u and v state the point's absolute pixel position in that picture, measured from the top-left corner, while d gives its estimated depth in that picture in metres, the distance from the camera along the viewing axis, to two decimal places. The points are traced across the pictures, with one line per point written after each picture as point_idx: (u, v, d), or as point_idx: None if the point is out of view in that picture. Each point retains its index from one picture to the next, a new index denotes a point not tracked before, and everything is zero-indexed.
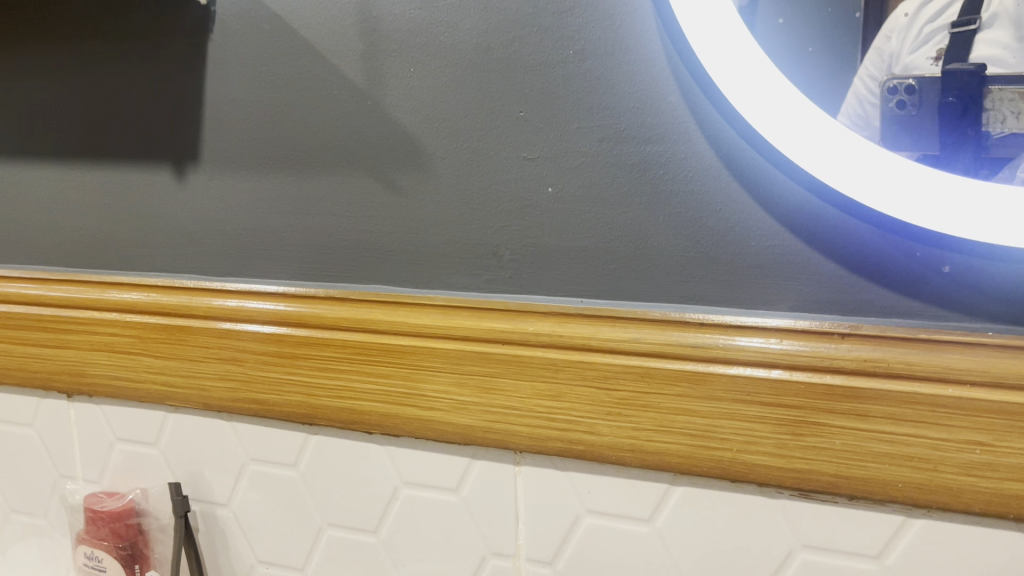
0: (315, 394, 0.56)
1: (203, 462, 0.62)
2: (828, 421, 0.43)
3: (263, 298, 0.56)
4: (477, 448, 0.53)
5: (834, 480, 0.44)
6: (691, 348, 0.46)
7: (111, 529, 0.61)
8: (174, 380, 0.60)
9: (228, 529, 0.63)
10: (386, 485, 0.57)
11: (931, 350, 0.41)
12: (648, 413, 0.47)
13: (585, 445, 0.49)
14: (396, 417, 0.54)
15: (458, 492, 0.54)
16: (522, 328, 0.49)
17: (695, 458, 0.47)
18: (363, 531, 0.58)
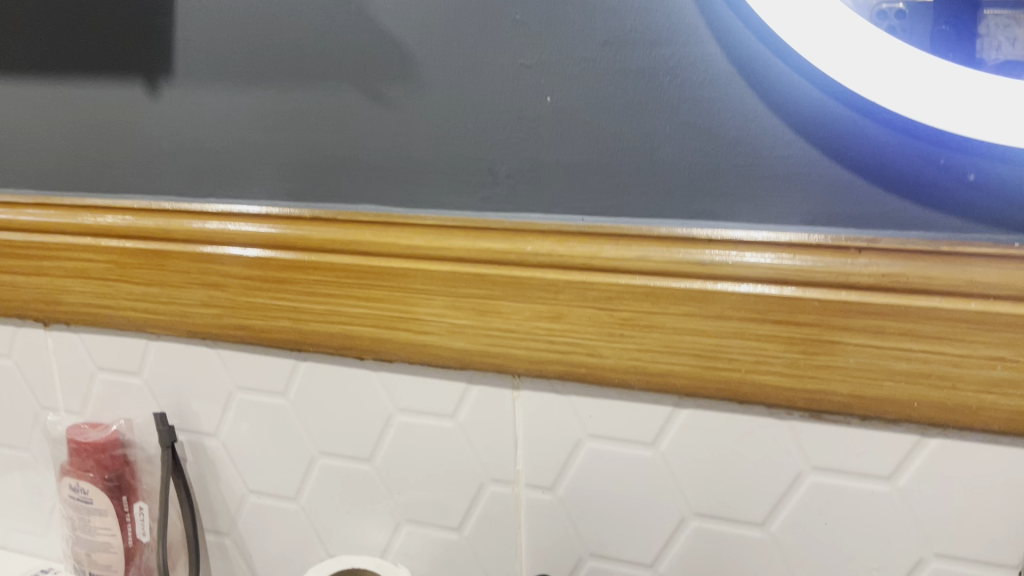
0: (303, 319, 0.53)
1: (189, 392, 0.60)
2: (842, 339, 0.42)
3: (246, 219, 0.53)
4: (474, 372, 0.51)
5: (848, 400, 0.42)
6: (699, 266, 0.43)
7: (97, 461, 0.59)
8: (155, 307, 0.57)
9: (216, 459, 0.61)
10: (380, 412, 0.55)
11: (953, 264, 0.39)
12: (653, 333, 0.45)
13: (587, 368, 0.47)
14: (388, 342, 0.52)
15: (455, 417, 0.53)
16: (520, 247, 0.47)
17: (702, 380, 0.45)
18: (357, 459, 0.56)
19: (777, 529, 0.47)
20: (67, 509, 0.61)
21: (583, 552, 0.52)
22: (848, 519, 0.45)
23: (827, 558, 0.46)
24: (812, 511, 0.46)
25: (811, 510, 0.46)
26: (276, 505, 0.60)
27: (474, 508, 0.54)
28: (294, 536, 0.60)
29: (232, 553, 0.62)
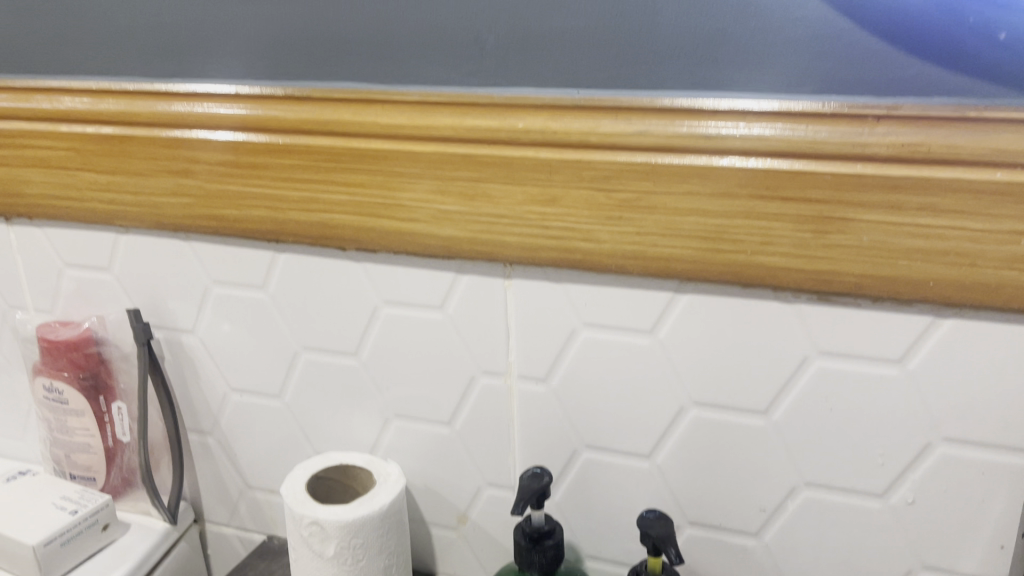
0: (280, 208, 0.50)
1: (163, 288, 0.57)
2: (856, 216, 0.39)
3: (214, 99, 0.49)
4: (463, 262, 0.49)
5: (860, 281, 0.40)
6: (703, 140, 0.40)
7: (70, 360, 0.57)
8: (122, 198, 0.54)
9: (196, 357, 0.58)
10: (365, 305, 0.52)
11: (980, 131, 0.36)
12: (653, 214, 0.42)
13: (582, 254, 0.45)
14: (372, 231, 0.49)
15: (444, 309, 0.50)
16: (510, 124, 0.43)
17: (705, 263, 0.43)
18: (343, 354, 0.54)
19: (780, 417, 0.45)
20: (42, 410, 0.59)
21: (578, 444, 0.50)
22: (854, 406, 0.43)
23: (830, 444, 0.44)
24: (817, 398, 0.44)
25: (816, 397, 0.44)
26: (259, 403, 0.58)
27: (465, 402, 0.52)
28: (280, 434, 0.58)
29: (216, 453, 0.61)
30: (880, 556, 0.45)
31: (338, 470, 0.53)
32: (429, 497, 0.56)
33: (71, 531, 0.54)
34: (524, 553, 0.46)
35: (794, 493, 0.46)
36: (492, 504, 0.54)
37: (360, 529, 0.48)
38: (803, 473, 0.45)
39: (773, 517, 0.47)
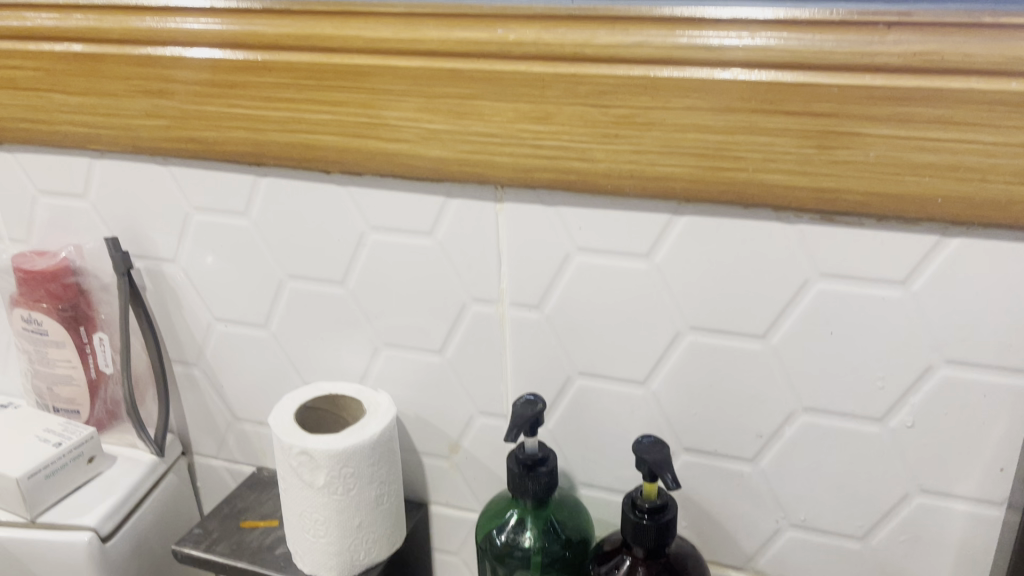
0: (260, 129, 0.48)
1: (142, 216, 0.55)
2: (864, 130, 0.37)
3: (186, 13, 0.46)
4: (453, 185, 0.47)
5: (864, 199, 0.39)
6: (704, 52, 0.38)
7: (48, 291, 0.55)
8: (95, 121, 0.52)
9: (178, 287, 0.57)
10: (351, 231, 0.50)
11: (996, 37, 0.34)
12: (651, 132, 0.40)
13: (576, 174, 0.43)
14: (357, 153, 0.47)
15: (433, 234, 0.49)
16: (500, 36, 0.41)
17: (705, 183, 0.41)
18: (330, 283, 0.53)
19: (778, 341, 0.44)
20: (22, 342, 0.57)
21: (571, 371, 0.49)
22: (855, 329, 0.42)
23: (829, 368, 0.43)
24: (817, 322, 0.42)
25: (816, 320, 0.42)
26: (245, 334, 0.56)
27: (456, 330, 0.51)
28: (267, 365, 0.57)
29: (203, 385, 0.60)
30: (877, 480, 0.44)
31: (327, 401, 0.52)
32: (420, 427, 0.55)
33: (56, 464, 0.53)
34: (517, 481, 0.45)
35: (790, 419, 0.45)
36: (484, 433, 0.53)
37: (350, 459, 0.47)
38: (801, 397, 0.44)
39: (769, 444, 0.46)
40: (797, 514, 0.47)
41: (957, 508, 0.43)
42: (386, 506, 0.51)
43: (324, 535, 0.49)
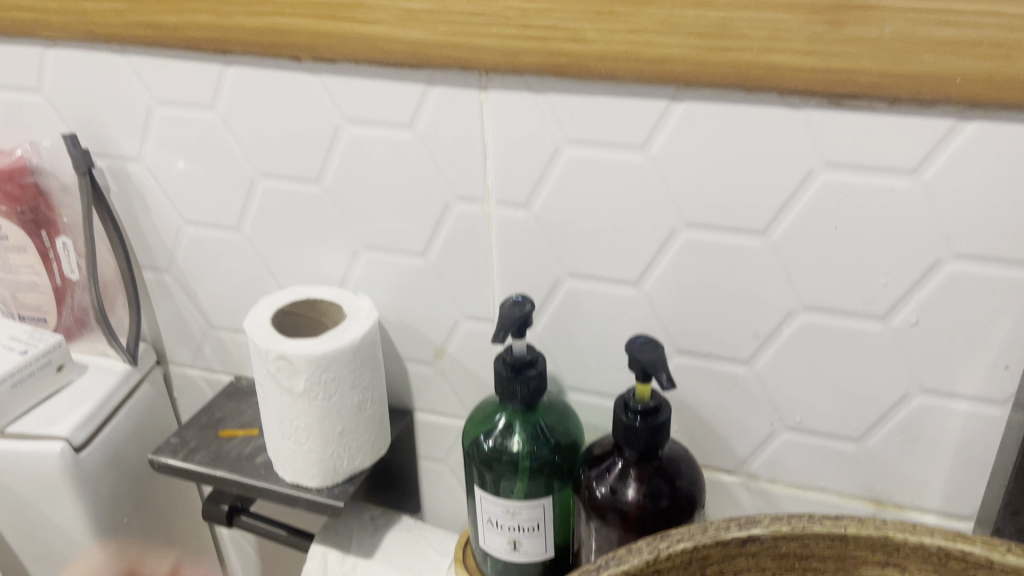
0: (224, 11, 0.44)
1: (101, 110, 0.51)
2: (883, 3, 0.34)
3: None
4: (432, 72, 0.43)
5: (878, 80, 0.36)
6: None
7: (5, 192, 0.52)
8: (44, 4, 0.47)
9: (144, 188, 0.54)
10: (326, 124, 0.47)
11: None
12: (648, 9, 0.37)
13: (568, 58, 0.39)
14: (328, 37, 0.43)
15: (413, 127, 0.45)
16: None
17: (705, 65, 0.37)
18: (305, 181, 0.49)
19: (779, 237, 0.41)
20: None
21: (560, 272, 0.47)
22: (861, 222, 0.39)
23: (831, 265, 0.41)
24: (821, 215, 0.40)
25: (819, 214, 0.40)
26: (218, 237, 0.54)
27: (440, 230, 0.48)
28: (241, 269, 0.54)
29: (175, 291, 0.57)
30: (877, 381, 0.43)
31: (305, 305, 0.50)
32: (403, 332, 0.53)
33: (23, 372, 0.51)
34: (505, 384, 0.43)
35: (789, 318, 0.43)
36: (470, 338, 0.51)
37: (331, 364, 0.45)
38: (801, 295, 0.42)
39: (766, 344, 0.44)
40: (793, 416, 0.45)
41: (958, 408, 0.42)
42: (369, 413, 0.49)
43: (306, 442, 0.48)
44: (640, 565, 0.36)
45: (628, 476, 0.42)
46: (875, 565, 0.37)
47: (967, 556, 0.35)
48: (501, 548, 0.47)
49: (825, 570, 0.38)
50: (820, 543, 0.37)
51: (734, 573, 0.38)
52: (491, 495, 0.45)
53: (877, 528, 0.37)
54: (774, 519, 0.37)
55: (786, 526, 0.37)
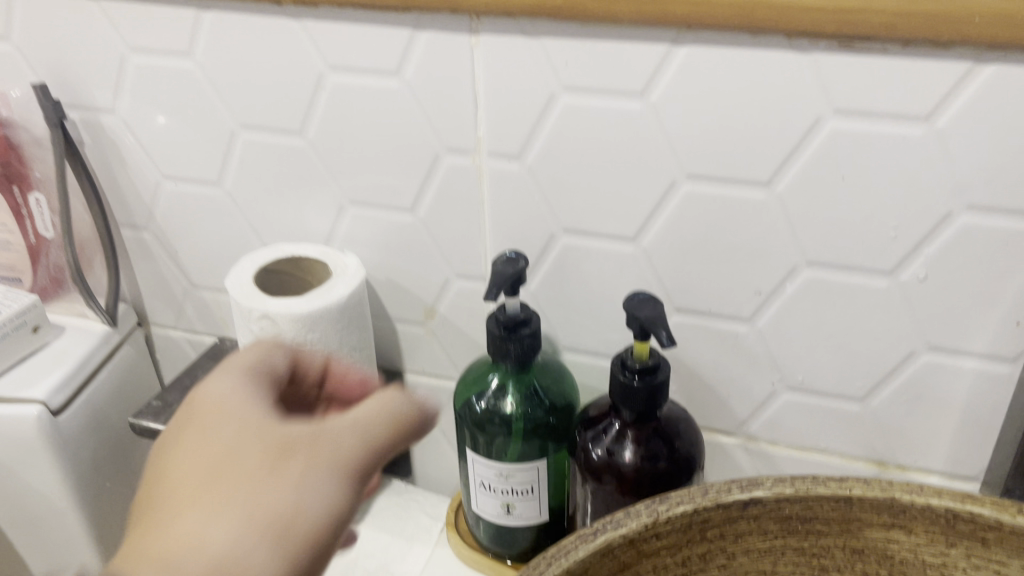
0: None
1: (72, 59, 0.49)
2: None
3: None
4: (419, 15, 0.41)
5: (891, 21, 0.33)
6: None
7: None
8: None
9: (119, 141, 0.51)
10: (308, 73, 0.45)
11: None
12: None
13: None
14: None
15: (400, 75, 0.43)
16: None
17: (708, 6, 0.35)
18: (288, 133, 0.47)
19: (783, 189, 0.39)
20: None
21: (555, 228, 0.45)
22: (870, 172, 0.38)
23: (838, 218, 0.39)
24: (828, 165, 0.38)
25: (826, 164, 0.38)
26: (198, 193, 0.52)
27: (429, 184, 0.46)
28: (223, 226, 0.52)
29: (155, 249, 0.55)
30: (883, 338, 0.41)
31: (290, 264, 0.48)
32: (392, 291, 0.51)
33: None
34: (498, 343, 0.42)
35: (793, 274, 0.41)
36: (461, 296, 0.50)
37: (317, 323, 0.44)
38: (806, 250, 0.41)
39: (769, 301, 0.43)
40: (795, 375, 0.44)
41: (967, 366, 0.41)
42: None
43: None
44: (639, 528, 0.35)
45: (624, 438, 0.40)
46: (881, 527, 0.36)
47: (976, 518, 0.34)
48: (494, 511, 0.45)
49: (829, 534, 0.36)
50: (825, 505, 0.36)
51: (736, 537, 0.36)
52: (484, 457, 0.44)
53: (884, 490, 0.35)
54: (777, 481, 0.36)
55: (790, 489, 0.35)
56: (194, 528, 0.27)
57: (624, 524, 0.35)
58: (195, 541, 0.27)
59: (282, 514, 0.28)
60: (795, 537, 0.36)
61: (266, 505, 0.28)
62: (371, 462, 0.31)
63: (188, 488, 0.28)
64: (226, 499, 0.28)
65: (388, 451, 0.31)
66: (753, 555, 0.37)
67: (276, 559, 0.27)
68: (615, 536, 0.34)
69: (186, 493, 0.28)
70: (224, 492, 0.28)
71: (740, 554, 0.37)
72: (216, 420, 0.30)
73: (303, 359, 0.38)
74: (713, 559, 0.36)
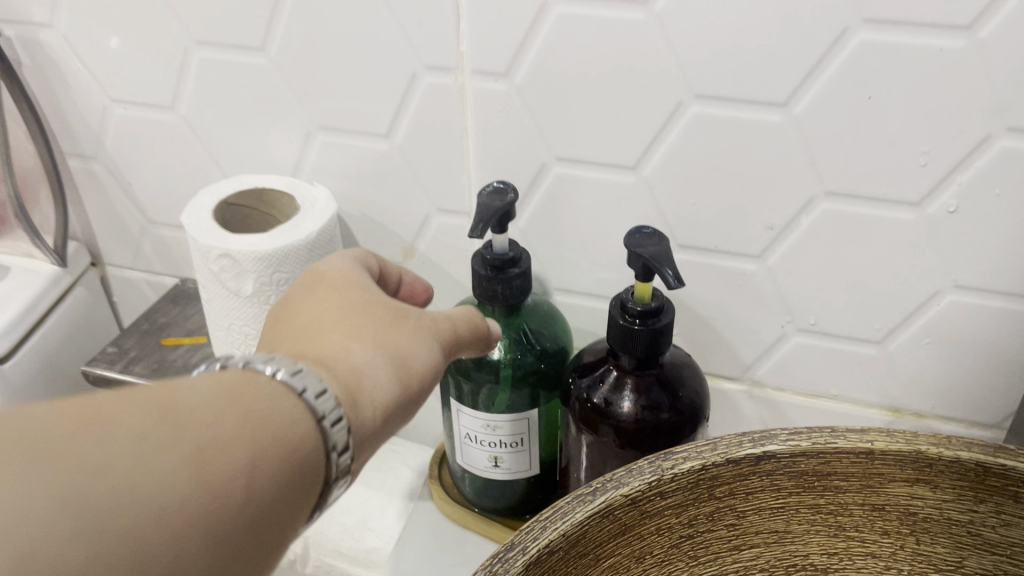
0: None
1: None
2: None
3: None
4: None
5: None
6: None
7: None
8: None
9: (59, 59, 0.46)
10: None
11: None
12: None
13: None
14: None
15: None
16: None
17: None
18: (246, 50, 0.42)
19: (802, 110, 0.35)
20: None
21: (546, 157, 0.40)
22: (900, 90, 0.33)
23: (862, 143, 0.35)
24: (853, 83, 0.34)
25: (852, 82, 0.34)
26: (150, 118, 0.47)
27: (406, 107, 0.41)
28: (180, 155, 0.48)
29: (106, 182, 0.50)
30: (905, 276, 0.38)
31: (253, 197, 0.44)
32: (367, 226, 0.47)
33: None
34: (484, 284, 0.38)
35: (809, 206, 0.37)
36: (442, 234, 0.46)
37: (283, 263, 0.40)
38: (824, 180, 0.37)
39: (782, 237, 0.39)
40: (807, 317, 0.41)
41: (996, 307, 0.37)
42: None
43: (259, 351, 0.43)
44: (643, 487, 0.31)
45: (623, 386, 0.37)
46: (904, 482, 0.33)
47: (1009, 472, 0.31)
48: (480, 465, 0.42)
49: (848, 490, 0.33)
50: (844, 459, 0.32)
51: (747, 495, 0.33)
52: (469, 408, 0.41)
53: (908, 442, 0.32)
54: (791, 434, 0.33)
55: (806, 443, 0.32)
56: (328, 350, 0.28)
57: (626, 483, 0.31)
58: (330, 358, 0.27)
59: (401, 356, 0.29)
60: (810, 494, 0.33)
61: (397, 343, 0.29)
62: (458, 345, 0.33)
63: (318, 323, 0.29)
64: (356, 331, 0.29)
65: (463, 348, 0.33)
66: (765, 514, 0.33)
67: (391, 390, 0.28)
68: (616, 497, 0.31)
69: (317, 327, 0.29)
70: (353, 329, 0.29)
71: (751, 514, 0.33)
72: (341, 279, 0.31)
73: (389, 272, 0.36)
74: (722, 518, 0.33)
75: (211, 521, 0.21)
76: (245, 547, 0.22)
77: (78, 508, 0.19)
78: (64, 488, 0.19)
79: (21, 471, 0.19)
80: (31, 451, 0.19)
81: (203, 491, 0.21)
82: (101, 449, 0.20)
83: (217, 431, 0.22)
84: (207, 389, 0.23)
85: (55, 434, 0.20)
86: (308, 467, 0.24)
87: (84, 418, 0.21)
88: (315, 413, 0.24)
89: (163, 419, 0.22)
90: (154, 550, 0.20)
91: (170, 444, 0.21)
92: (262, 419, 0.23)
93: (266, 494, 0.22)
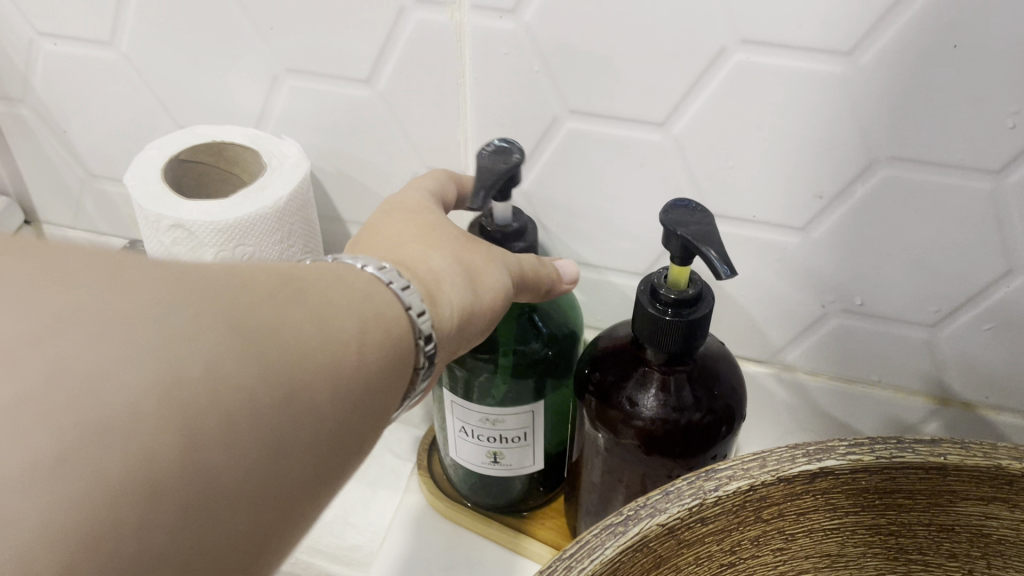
0: None
1: None
2: None
3: None
4: None
5: None
6: None
7: None
8: None
9: None
10: None
11: None
12: None
13: None
14: None
15: None
16: None
17: None
18: None
19: (871, 60, 0.29)
20: None
21: (558, 109, 0.34)
22: (996, 38, 0.27)
23: (938, 100, 0.29)
24: (936, 29, 0.28)
25: (937, 26, 0.28)
26: (86, 56, 0.39)
27: (391, 51, 0.35)
28: (122, 100, 0.41)
29: (39, 130, 0.44)
30: (973, 256, 0.33)
31: (209, 152, 0.37)
32: (346, 187, 0.41)
33: None
34: None
35: (867, 172, 0.32)
36: None
37: (245, 236, 0.34)
38: (888, 142, 0.31)
39: (832, 207, 0.33)
40: (853, 297, 0.36)
41: None
42: None
43: None
44: (683, 514, 0.27)
45: (648, 384, 0.32)
46: (978, 501, 0.28)
47: None
48: (478, 461, 0.37)
49: (913, 508, 0.29)
50: (912, 476, 0.28)
51: (797, 516, 0.29)
52: (463, 400, 0.35)
53: (986, 456, 0.27)
54: (852, 446, 0.28)
55: (869, 457, 0.27)
56: (406, 256, 0.27)
57: (662, 510, 0.26)
58: (407, 260, 0.27)
59: (476, 266, 0.28)
60: (869, 513, 0.29)
61: (474, 254, 0.28)
62: (530, 288, 0.31)
63: (400, 231, 0.29)
64: (434, 242, 0.28)
65: (526, 292, 0.31)
66: (815, 536, 0.29)
67: (466, 295, 0.27)
68: (652, 527, 0.26)
69: (399, 236, 0.28)
70: (434, 240, 0.28)
71: (801, 536, 0.29)
72: (420, 200, 0.31)
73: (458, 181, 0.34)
74: (768, 542, 0.29)
75: (336, 372, 0.21)
76: (362, 410, 0.22)
77: (236, 334, 0.19)
78: (221, 314, 0.19)
79: (185, 297, 0.19)
80: (188, 284, 0.19)
81: (330, 343, 0.21)
82: (241, 293, 0.20)
83: (332, 297, 0.23)
84: (308, 269, 0.23)
85: (195, 276, 0.20)
86: (404, 349, 0.24)
87: (221, 270, 0.21)
88: (401, 302, 0.24)
89: (283, 282, 0.22)
90: (297, 388, 0.20)
91: (298, 301, 0.21)
92: (366, 295, 0.24)
93: (375, 361, 0.23)
